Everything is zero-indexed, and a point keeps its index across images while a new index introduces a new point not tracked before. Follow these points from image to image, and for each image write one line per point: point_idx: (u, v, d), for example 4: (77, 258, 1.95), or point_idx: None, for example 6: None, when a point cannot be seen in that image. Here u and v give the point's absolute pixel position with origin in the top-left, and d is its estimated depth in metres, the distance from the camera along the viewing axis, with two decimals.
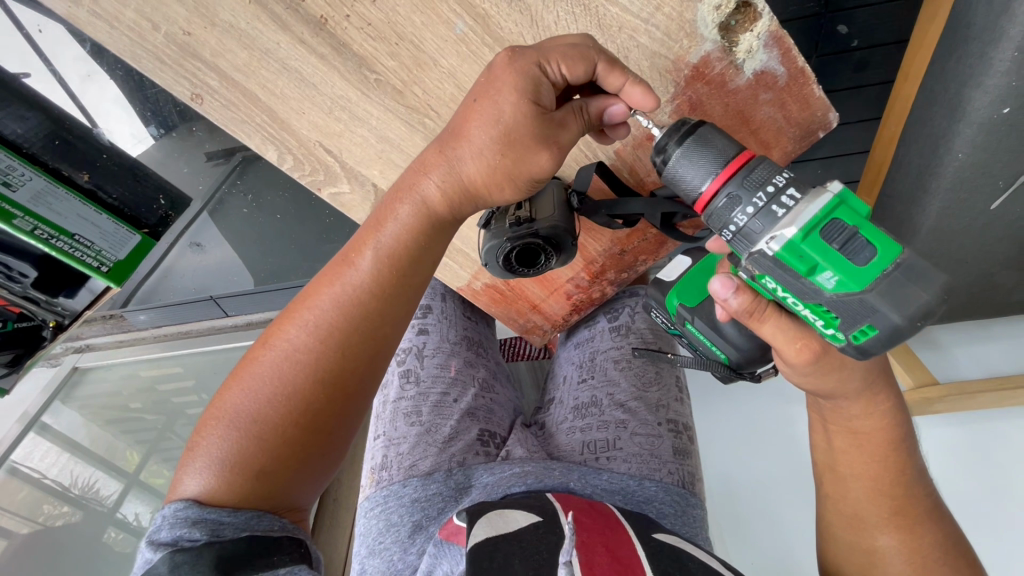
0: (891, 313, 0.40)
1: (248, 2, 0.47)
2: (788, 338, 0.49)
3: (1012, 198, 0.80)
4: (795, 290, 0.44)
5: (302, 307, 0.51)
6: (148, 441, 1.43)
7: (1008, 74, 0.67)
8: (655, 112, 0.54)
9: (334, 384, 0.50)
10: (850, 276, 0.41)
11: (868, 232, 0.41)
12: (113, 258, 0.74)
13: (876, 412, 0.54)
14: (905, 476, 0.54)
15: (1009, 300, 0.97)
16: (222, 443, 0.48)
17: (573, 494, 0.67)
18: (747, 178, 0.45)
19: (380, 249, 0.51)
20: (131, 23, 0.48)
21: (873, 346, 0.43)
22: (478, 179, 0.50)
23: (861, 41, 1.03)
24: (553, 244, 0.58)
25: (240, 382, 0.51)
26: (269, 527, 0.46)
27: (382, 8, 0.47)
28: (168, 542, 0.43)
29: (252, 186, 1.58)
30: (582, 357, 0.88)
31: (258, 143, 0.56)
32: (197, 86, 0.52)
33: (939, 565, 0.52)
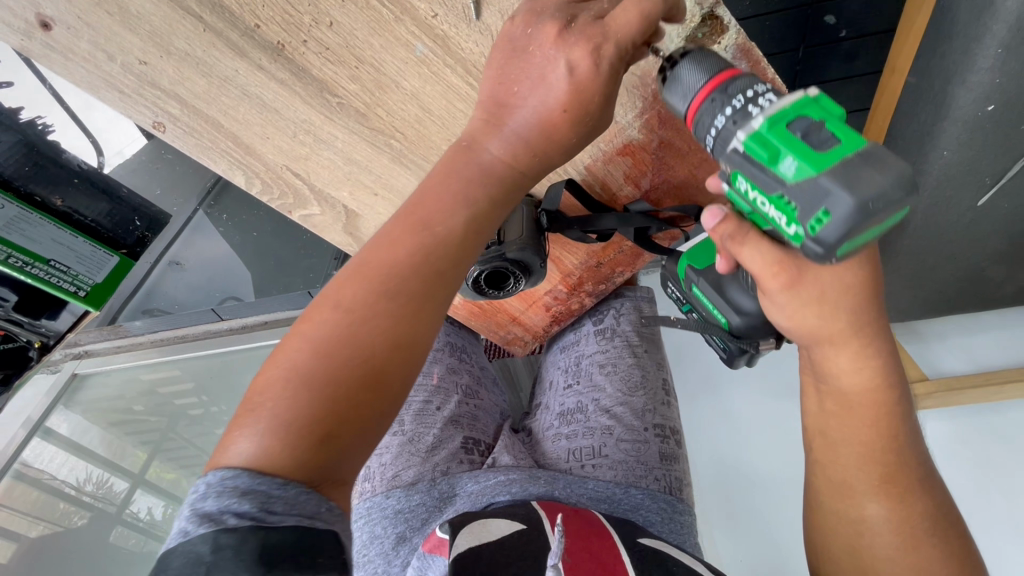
0: (842, 188, 0.35)
1: (202, 30, 0.46)
2: (762, 261, 0.46)
3: (999, 195, 0.78)
4: (755, 181, 0.40)
5: (363, 260, 0.46)
6: (153, 440, 1.21)
7: (992, 71, 0.66)
8: (625, 128, 0.55)
9: (404, 344, 0.43)
10: (811, 160, 0.36)
11: (836, 128, 0.38)
12: (90, 281, 0.79)
13: (865, 366, 0.48)
14: (893, 445, 0.50)
15: (1000, 294, 0.95)
16: (279, 408, 0.39)
17: (558, 502, 0.67)
18: (731, 85, 0.43)
19: (454, 200, 0.46)
20: (85, 54, 0.48)
21: (831, 238, 0.36)
22: (549, 128, 0.45)
23: (849, 31, 1.01)
24: (523, 267, 0.62)
25: (289, 346, 0.42)
26: (320, 513, 0.36)
27: (340, 32, 0.46)
28: (212, 514, 0.35)
29: (228, 206, 1.56)
30: (568, 362, 0.86)
31: (225, 168, 0.59)
32: (160, 115, 0.53)
33: (929, 539, 0.49)
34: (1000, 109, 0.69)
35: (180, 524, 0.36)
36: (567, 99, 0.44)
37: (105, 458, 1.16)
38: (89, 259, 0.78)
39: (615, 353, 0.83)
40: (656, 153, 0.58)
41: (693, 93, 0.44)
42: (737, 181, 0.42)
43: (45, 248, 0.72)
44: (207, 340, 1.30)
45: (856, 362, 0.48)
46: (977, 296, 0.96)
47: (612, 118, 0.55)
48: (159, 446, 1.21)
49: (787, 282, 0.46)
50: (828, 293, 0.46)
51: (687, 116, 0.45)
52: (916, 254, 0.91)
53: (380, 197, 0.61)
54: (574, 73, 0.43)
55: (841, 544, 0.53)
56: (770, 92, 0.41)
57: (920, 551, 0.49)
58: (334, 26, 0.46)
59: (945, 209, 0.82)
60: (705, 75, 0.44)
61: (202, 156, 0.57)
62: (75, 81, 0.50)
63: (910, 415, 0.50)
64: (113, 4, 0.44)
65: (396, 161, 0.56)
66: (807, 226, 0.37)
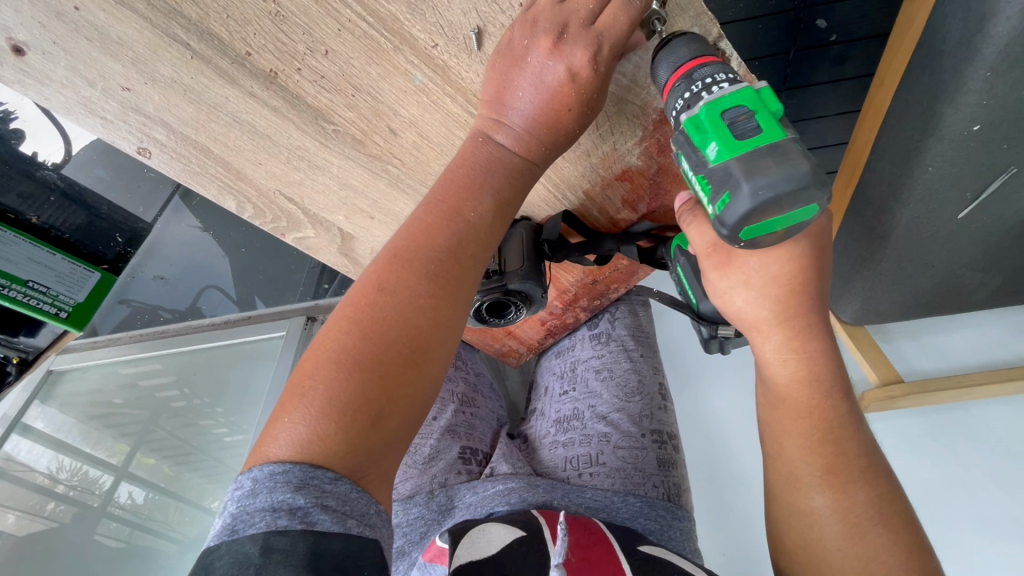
0: (741, 176, 0.39)
1: (189, 59, 0.46)
2: (702, 240, 0.49)
3: (979, 209, 0.81)
4: (688, 163, 0.44)
5: (396, 245, 0.46)
6: (135, 433, 1.14)
7: (981, 93, 0.67)
8: (623, 152, 0.55)
9: (439, 327, 0.45)
10: (730, 147, 0.40)
11: (763, 119, 0.41)
12: (70, 300, 0.84)
13: (791, 358, 0.49)
14: (833, 434, 0.50)
15: (973, 299, 0.98)
16: (327, 390, 0.40)
17: (557, 510, 0.65)
18: (700, 68, 0.42)
19: (481, 180, 0.47)
20: (64, 78, 0.48)
21: (729, 219, 0.41)
22: (552, 117, 0.44)
23: (839, 35, 0.99)
24: (524, 297, 0.62)
25: (331, 332, 0.43)
26: (366, 513, 0.38)
27: (336, 61, 0.45)
28: (267, 508, 0.36)
29: (205, 214, 1.46)
30: (563, 368, 0.88)
31: (216, 191, 0.61)
32: (144, 141, 0.55)
33: (874, 528, 0.48)
34: (986, 129, 0.71)
35: (227, 522, 0.37)
36: (568, 105, 0.44)
37: (88, 454, 1.11)
38: (70, 278, 0.82)
39: (611, 358, 0.84)
40: (654, 179, 0.58)
41: (673, 66, 0.43)
42: (680, 160, 0.46)
43: (20, 266, 0.76)
44: (190, 337, 1.25)
45: (781, 354, 0.49)
46: (952, 301, 0.98)
47: (612, 145, 0.55)
48: (143, 437, 1.13)
49: (721, 262, 0.48)
50: (753, 279, 0.47)
51: (663, 86, 0.45)
52: (899, 262, 0.92)
53: (376, 220, 0.62)
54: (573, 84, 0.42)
55: (793, 536, 0.52)
56: (733, 79, 0.43)
57: (867, 539, 0.48)
58: (329, 54, 0.45)
59: (927, 221, 0.84)
60: (691, 53, 0.43)
61: (192, 180, 0.60)
62: (51, 105, 0.52)
63: (851, 415, 0.50)
64: (92, 29, 0.44)
65: (394, 185, 0.57)
66: (715, 206, 0.42)
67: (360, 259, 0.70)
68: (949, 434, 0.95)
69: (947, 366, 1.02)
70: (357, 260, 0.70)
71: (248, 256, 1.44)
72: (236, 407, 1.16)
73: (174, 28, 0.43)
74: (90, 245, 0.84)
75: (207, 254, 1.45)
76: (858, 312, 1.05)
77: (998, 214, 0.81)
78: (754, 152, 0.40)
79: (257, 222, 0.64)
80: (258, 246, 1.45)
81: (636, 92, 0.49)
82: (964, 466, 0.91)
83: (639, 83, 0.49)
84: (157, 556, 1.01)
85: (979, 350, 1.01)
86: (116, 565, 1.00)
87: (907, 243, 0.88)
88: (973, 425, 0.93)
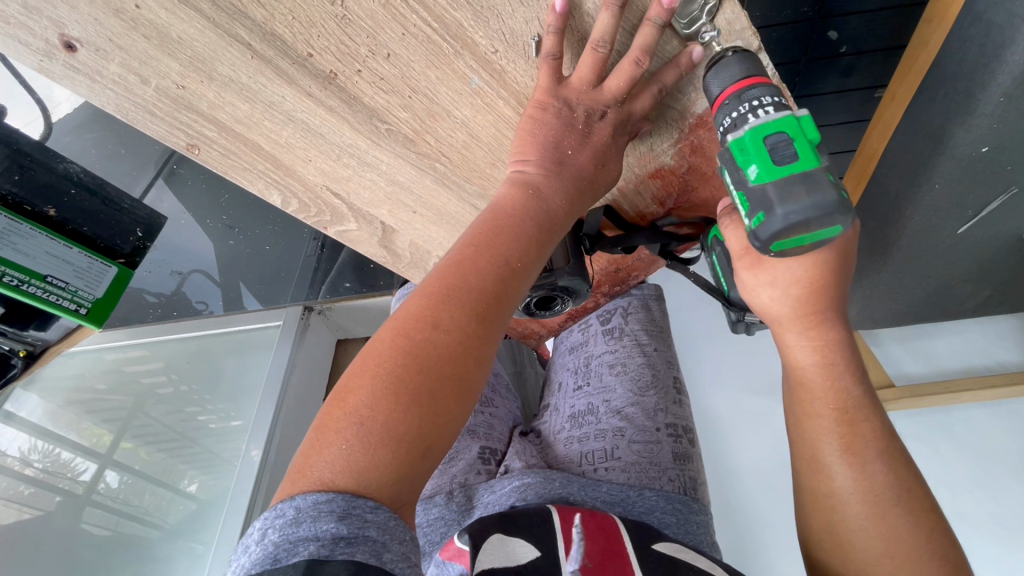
0: (776, 201, 0.40)
1: (249, 58, 0.45)
2: (736, 241, 0.52)
3: (979, 224, 0.84)
4: (730, 179, 0.44)
5: (445, 272, 0.43)
6: (119, 419, 1.06)
7: (992, 117, 0.70)
8: (659, 151, 0.56)
9: (484, 365, 0.42)
10: (769, 171, 0.40)
11: (802, 147, 0.41)
12: (92, 297, 0.69)
13: (816, 344, 0.50)
14: (848, 414, 0.49)
15: (962, 307, 1.02)
16: (379, 415, 0.37)
17: (572, 506, 0.62)
18: (752, 88, 0.43)
19: (536, 203, 0.46)
20: (115, 76, 0.48)
21: (764, 236, 0.41)
22: (600, 134, 0.48)
23: (850, 47, 0.97)
24: (569, 291, 0.63)
25: (379, 349, 0.40)
26: (404, 540, 0.35)
27: (397, 65, 0.45)
28: (309, 538, 0.32)
29: (232, 208, 1.39)
30: (577, 363, 0.82)
31: (262, 187, 0.61)
32: (193, 137, 0.54)
33: (895, 509, 0.47)
34: (993, 151, 0.74)
35: (266, 551, 0.33)
36: (603, 160, 0.49)
37: (75, 441, 1.01)
38: (88, 272, 0.67)
39: (624, 353, 0.78)
40: (684, 177, 0.59)
41: (726, 81, 0.44)
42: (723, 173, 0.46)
43: (39, 261, 0.63)
44: (181, 324, 1.23)
45: (804, 342, 0.50)
46: (942, 309, 1.03)
47: (649, 146, 0.56)
48: (128, 423, 1.06)
49: (751, 265, 0.51)
50: (781, 279, 0.49)
51: (716, 97, 0.46)
52: (898, 272, 0.95)
53: (418, 214, 0.63)
54: (605, 142, 0.48)
55: (818, 518, 0.51)
56: (782, 103, 0.43)
57: (888, 521, 0.47)
58: (391, 57, 0.45)
59: (929, 234, 0.88)
60: (743, 71, 0.44)
61: (236, 175, 0.59)
62: (99, 101, 0.51)
63: (867, 398, 0.50)
64: (151, 28, 0.43)
65: (440, 182, 0.57)
66: (751, 220, 0.42)
67: (398, 251, 0.71)
68: (936, 436, 0.98)
69: (930, 369, 1.06)
70: (395, 252, 0.71)
71: (269, 253, 1.35)
72: (229, 395, 1.15)
73: (237, 29, 0.43)
74: (106, 236, 0.67)
75: (228, 253, 1.35)
76: (855, 316, 1.08)
77: (996, 230, 0.85)
78: (789, 179, 0.40)
79: (301, 216, 0.64)
80: (281, 244, 1.36)
81: (680, 98, 0.50)
82: (948, 465, 0.95)
83: (682, 90, 0.50)
84: (144, 546, 0.95)
85: (964, 355, 1.06)
86: (104, 556, 0.92)
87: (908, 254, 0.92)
88: (958, 427, 0.98)
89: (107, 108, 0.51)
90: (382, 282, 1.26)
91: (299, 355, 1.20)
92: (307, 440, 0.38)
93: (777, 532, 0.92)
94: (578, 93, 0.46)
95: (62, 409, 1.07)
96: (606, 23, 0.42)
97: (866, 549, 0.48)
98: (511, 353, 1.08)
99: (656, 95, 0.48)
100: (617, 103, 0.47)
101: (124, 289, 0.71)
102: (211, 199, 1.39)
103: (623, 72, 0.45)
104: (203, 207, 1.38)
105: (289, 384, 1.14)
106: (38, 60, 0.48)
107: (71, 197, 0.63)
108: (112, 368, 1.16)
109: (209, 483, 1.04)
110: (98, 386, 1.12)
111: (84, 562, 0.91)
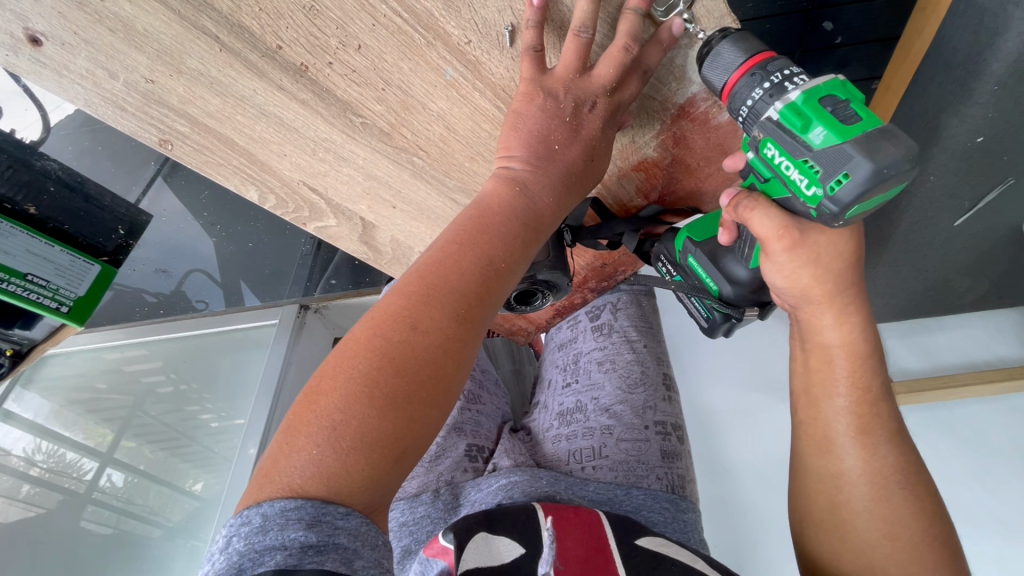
0: (863, 156, 0.36)
1: (218, 51, 0.45)
2: (768, 223, 0.45)
3: (975, 216, 0.83)
4: (785, 149, 0.41)
5: (425, 272, 0.42)
6: (120, 417, 1.06)
7: (986, 106, 0.68)
8: (641, 143, 0.55)
9: (463, 367, 0.42)
10: (840, 130, 0.38)
11: (860, 107, 0.39)
12: (74, 295, 0.68)
13: (846, 321, 0.47)
14: (868, 397, 0.48)
15: (962, 301, 1.00)
16: (353, 421, 0.36)
17: (559, 504, 0.61)
18: (772, 60, 0.42)
19: (520, 202, 0.45)
20: (83, 71, 0.48)
21: (849, 198, 0.38)
22: (591, 126, 0.46)
23: (845, 38, 0.94)
24: (550, 285, 0.62)
25: (354, 352, 0.39)
26: (377, 546, 0.35)
27: (367, 56, 0.45)
28: (276, 546, 0.32)
29: (214, 207, 1.35)
30: (565, 360, 0.81)
31: (238, 183, 0.60)
32: (166, 133, 0.53)
33: (900, 491, 0.47)
34: (987, 140, 0.73)
35: (231, 560, 0.32)
36: (592, 154, 0.47)
37: (78, 441, 1.02)
38: (70, 270, 0.67)
39: (613, 349, 0.77)
40: (669, 169, 0.58)
41: (732, 67, 0.43)
42: (765, 149, 0.43)
43: (19, 259, 0.62)
44: (177, 322, 1.22)
45: (837, 318, 0.47)
46: (942, 304, 1.01)
47: (631, 138, 0.55)
48: (128, 422, 1.06)
49: (790, 244, 0.45)
50: (823, 256, 0.45)
51: (723, 87, 0.44)
52: (895, 266, 0.93)
53: (399, 209, 0.62)
54: (595, 135, 0.47)
55: (821, 500, 0.51)
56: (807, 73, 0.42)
57: (891, 503, 0.47)
58: (362, 49, 0.44)
59: (926, 228, 0.86)
60: (746, 52, 0.43)
61: (211, 171, 0.59)
62: (69, 96, 0.50)
63: (886, 383, 0.49)
64: (116, 21, 0.43)
65: (418, 176, 0.57)
66: (827, 187, 0.39)
67: (380, 247, 0.70)
68: (934, 431, 0.97)
69: (930, 363, 1.05)
70: (377, 248, 0.70)
71: (259, 251, 1.33)
72: (226, 393, 1.14)
73: (204, 21, 0.43)
74: (88, 233, 0.67)
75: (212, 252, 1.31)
76: None
77: (994, 223, 0.84)
78: (868, 134, 0.37)
79: (279, 212, 0.64)
80: (273, 245, 1.33)
81: (660, 88, 0.49)
82: (947, 461, 0.94)
83: (662, 80, 0.49)
84: (144, 543, 0.95)
85: (964, 349, 1.04)
86: (103, 555, 0.92)
87: (904, 248, 0.90)
88: (958, 423, 0.96)
89: (77, 104, 0.51)
90: (368, 278, 1.26)
91: (295, 354, 1.19)
92: (275, 443, 0.37)
93: (771, 530, 0.91)
94: (568, 84, 0.44)
95: (66, 409, 1.07)
96: (586, 11, 0.42)
97: (868, 530, 0.48)
98: (509, 350, 1.07)
99: (643, 79, 0.46)
100: (607, 93, 0.45)
101: (106, 288, 0.72)
102: (194, 199, 1.35)
103: (613, 57, 0.43)
104: (191, 205, 1.34)
105: (285, 381, 1.13)
106: (6, 56, 0.48)
107: (51, 194, 0.63)
108: (111, 366, 1.15)
109: (213, 482, 1.03)
110: (98, 385, 1.12)
111: (82, 561, 0.90)
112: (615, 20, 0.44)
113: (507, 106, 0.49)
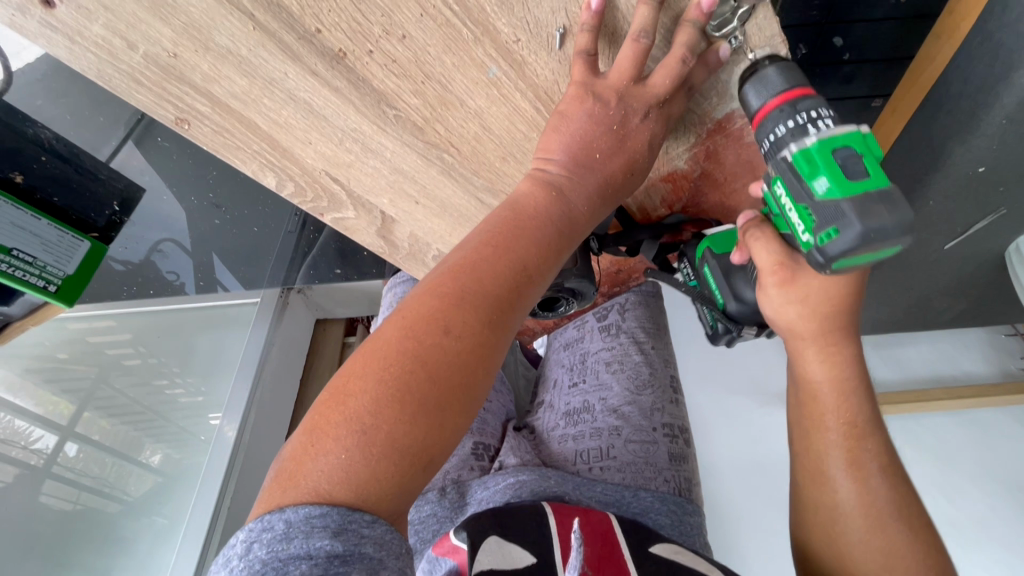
0: (855, 218, 0.36)
1: (251, 29, 0.42)
2: (767, 255, 0.47)
3: (965, 241, 0.86)
4: (788, 192, 0.41)
5: (460, 272, 0.41)
6: (81, 389, 0.97)
7: (993, 138, 0.70)
8: (674, 154, 0.54)
9: (491, 373, 0.40)
10: (842, 186, 0.37)
11: (872, 164, 0.38)
12: (62, 273, 0.63)
13: (831, 359, 0.47)
14: (857, 430, 0.48)
15: (940, 320, 1.04)
16: (386, 428, 0.35)
17: (569, 504, 0.60)
18: (803, 99, 0.40)
19: (557, 207, 0.44)
20: (99, 39, 0.44)
21: (834, 255, 0.38)
22: (636, 136, 0.45)
23: (853, 54, 0.94)
24: (575, 293, 0.62)
25: (385, 353, 0.38)
26: (401, 555, 0.34)
27: (411, 47, 0.43)
28: (298, 555, 0.31)
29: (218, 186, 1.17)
30: (572, 360, 0.80)
31: (256, 168, 0.57)
32: (183, 111, 0.50)
33: (893, 521, 0.47)
34: (989, 170, 0.74)
35: (252, 569, 0.31)
36: (632, 168, 0.46)
37: (35, 412, 0.90)
38: (58, 247, 0.62)
39: (620, 350, 0.76)
40: (696, 182, 0.58)
41: (769, 93, 0.41)
42: (775, 186, 0.43)
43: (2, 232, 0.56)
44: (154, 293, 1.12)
45: (819, 355, 0.47)
46: (921, 322, 1.04)
47: (663, 150, 0.54)
48: (91, 394, 0.97)
49: (783, 281, 0.46)
50: (812, 297, 0.46)
51: (756, 111, 0.42)
52: (885, 283, 0.96)
53: (420, 205, 0.61)
54: (639, 147, 0.45)
55: (818, 527, 0.50)
56: (835, 118, 0.40)
57: (886, 531, 0.47)
58: (406, 39, 0.42)
59: (920, 250, 0.89)
60: (786, 83, 0.41)
61: (229, 154, 0.55)
62: (79, 64, 0.46)
63: (874, 413, 0.48)
64: None
65: (446, 174, 0.55)
66: (817, 237, 0.39)
67: (397, 241, 0.68)
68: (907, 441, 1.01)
69: (903, 375, 1.10)
70: (393, 242, 0.68)
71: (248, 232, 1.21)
72: (204, 371, 1.13)
73: None
74: (80, 208, 0.64)
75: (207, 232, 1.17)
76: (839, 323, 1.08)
77: (980, 248, 0.88)
78: (867, 196, 0.37)
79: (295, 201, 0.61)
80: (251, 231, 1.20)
81: (700, 103, 0.49)
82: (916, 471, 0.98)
83: (704, 95, 0.48)
84: (113, 522, 0.92)
85: (933, 364, 1.10)
86: (66, 532, 0.87)
87: (895, 268, 0.92)
88: (927, 434, 1.01)
89: (86, 73, 0.47)
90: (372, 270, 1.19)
91: (276, 335, 1.21)
92: (297, 443, 0.36)
93: (745, 530, 0.94)
94: (619, 87, 0.42)
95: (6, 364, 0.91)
96: (647, 16, 0.40)
97: (864, 562, 0.47)
98: None
99: (687, 94, 0.46)
100: (658, 104, 0.43)
101: (96, 265, 0.67)
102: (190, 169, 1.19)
103: (669, 68, 0.42)
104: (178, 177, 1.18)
105: (266, 363, 1.15)
106: (12, 15, 0.43)
107: (42, 164, 0.59)
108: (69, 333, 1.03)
109: (174, 457, 1.03)
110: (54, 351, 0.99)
111: (46, 540, 0.84)
112: (671, 32, 0.43)
113: (546, 107, 0.47)
